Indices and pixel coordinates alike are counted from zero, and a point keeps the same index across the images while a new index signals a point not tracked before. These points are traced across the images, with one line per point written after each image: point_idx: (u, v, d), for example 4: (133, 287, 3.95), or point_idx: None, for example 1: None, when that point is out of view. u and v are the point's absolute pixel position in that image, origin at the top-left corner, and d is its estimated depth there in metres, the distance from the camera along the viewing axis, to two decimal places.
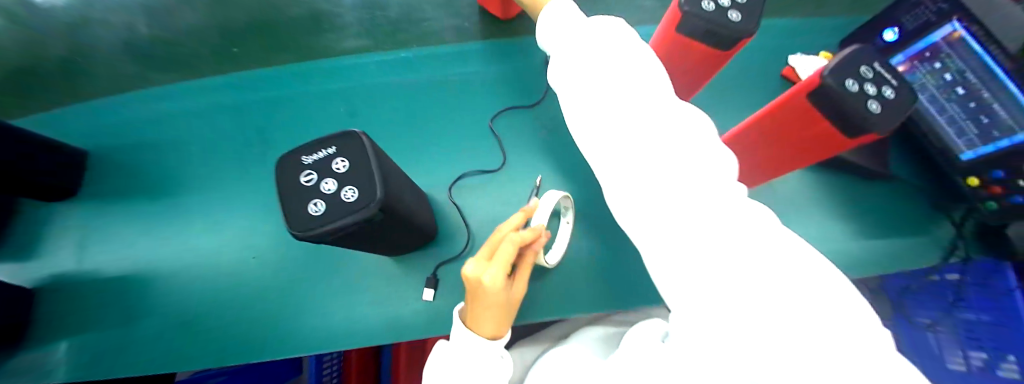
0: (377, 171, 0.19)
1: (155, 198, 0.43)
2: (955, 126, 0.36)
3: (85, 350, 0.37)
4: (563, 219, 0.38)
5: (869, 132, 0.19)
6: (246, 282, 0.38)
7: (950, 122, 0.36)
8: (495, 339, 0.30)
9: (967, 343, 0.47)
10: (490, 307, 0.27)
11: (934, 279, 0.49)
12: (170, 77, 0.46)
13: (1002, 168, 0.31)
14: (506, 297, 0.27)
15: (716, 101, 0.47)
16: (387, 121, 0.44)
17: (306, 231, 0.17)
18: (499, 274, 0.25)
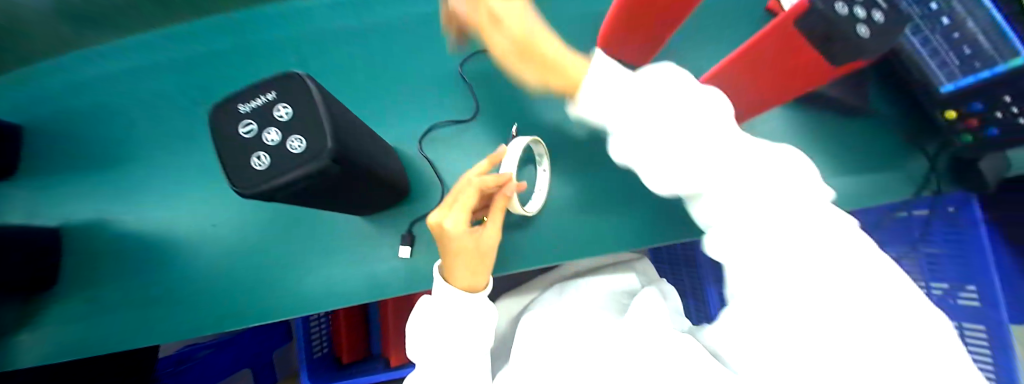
0: (325, 117, 0.16)
1: (116, 169, 0.43)
2: (937, 58, 0.36)
3: (73, 322, 0.40)
4: (540, 167, 0.38)
5: (858, 54, 0.20)
6: (220, 253, 0.39)
7: (933, 54, 0.36)
8: (474, 290, 0.33)
9: (928, 274, 0.51)
10: (459, 253, 0.29)
11: (900, 215, 0.53)
12: (105, 34, 0.43)
13: (980, 100, 0.33)
14: (476, 243, 0.29)
15: (707, 30, 0.41)
16: (349, 71, 0.40)
17: (255, 187, 0.16)
18: (458, 220, 0.27)
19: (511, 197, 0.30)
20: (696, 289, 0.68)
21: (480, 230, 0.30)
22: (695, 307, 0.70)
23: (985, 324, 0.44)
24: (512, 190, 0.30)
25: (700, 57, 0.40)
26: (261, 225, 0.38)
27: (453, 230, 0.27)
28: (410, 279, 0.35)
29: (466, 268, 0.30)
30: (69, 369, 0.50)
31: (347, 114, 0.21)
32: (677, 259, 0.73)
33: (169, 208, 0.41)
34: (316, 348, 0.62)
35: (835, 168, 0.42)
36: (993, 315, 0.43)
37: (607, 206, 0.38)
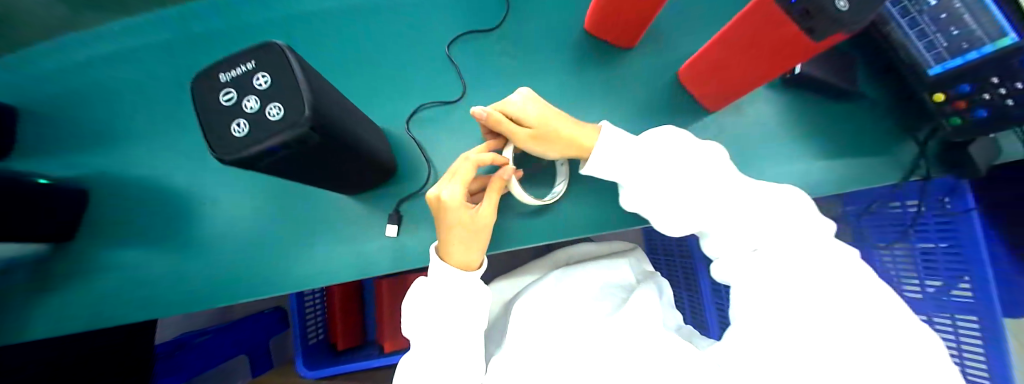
0: (302, 84, 0.16)
1: (95, 153, 0.42)
2: (926, 40, 0.36)
3: (37, 308, 0.38)
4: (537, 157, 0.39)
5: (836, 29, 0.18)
6: (206, 235, 0.39)
7: (920, 37, 0.36)
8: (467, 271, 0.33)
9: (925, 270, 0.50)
10: (456, 226, 0.29)
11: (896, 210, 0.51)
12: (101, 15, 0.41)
13: (969, 82, 0.33)
14: (470, 219, 0.30)
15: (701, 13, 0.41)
16: (338, 54, 0.40)
17: (237, 154, 0.16)
18: (454, 191, 0.29)
19: (508, 179, 0.31)
20: (689, 282, 0.68)
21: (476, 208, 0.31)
22: (690, 301, 0.69)
23: (979, 316, 0.44)
24: (509, 172, 0.31)
25: (691, 38, 0.40)
26: (250, 207, 0.38)
27: (450, 200, 0.29)
28: (399, 259, 0.35)
29: (462, 244, 0.30)
30: (71, 369, 0.51)
31: (326, 84, 0.20)
32: (671, 251, 0.72)
33: (155, 192, 0.40)
34: (311, 334, 0.63)
35: (827, 150, 0.41)
36: (990, 306, 0.42)
37: (591, 187, 0.38)
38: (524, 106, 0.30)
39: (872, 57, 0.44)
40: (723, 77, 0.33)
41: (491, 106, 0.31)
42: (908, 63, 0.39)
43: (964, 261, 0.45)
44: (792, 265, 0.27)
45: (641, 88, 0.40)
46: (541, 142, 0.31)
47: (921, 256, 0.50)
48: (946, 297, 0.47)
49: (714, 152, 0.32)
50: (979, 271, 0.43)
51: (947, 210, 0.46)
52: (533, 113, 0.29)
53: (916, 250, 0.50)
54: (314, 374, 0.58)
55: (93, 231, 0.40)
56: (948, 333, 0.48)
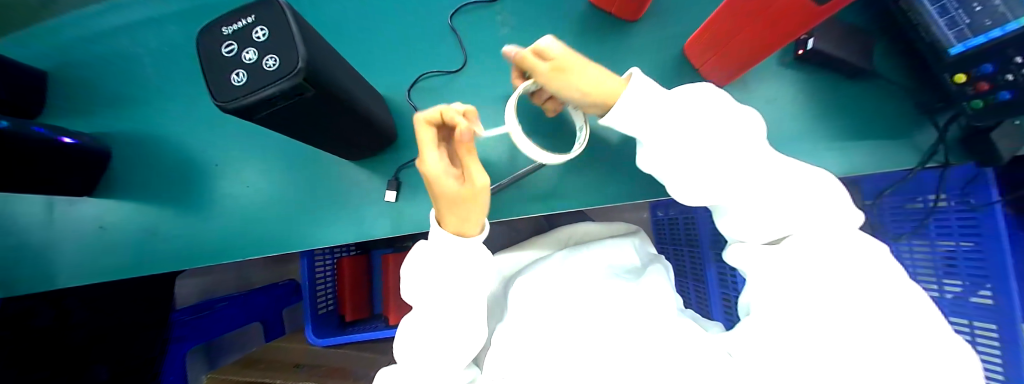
0: (297, 35, 0.16)
1: (112, 120, 0.43)
2: (948, 17, 0.33)
3: (54, 266, 0.42)
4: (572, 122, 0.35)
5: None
6: (211, 195, 0.40)
7: (943, 13, 0.33)
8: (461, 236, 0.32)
9: (943, 271, 0.46)
10: (433, 191, 0.28)
11: (917, 206, 0.48)
12: None
13: (994, 61, 0.29)
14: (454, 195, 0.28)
15: None
16: (344, 25, 0.41)
17: (235, 103, 0.17)
18: (435, 161, 0.27)
19: (466, 140, 0.25)
20: (696, 274, 0.65)
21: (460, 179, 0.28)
22: (696, 291, 0.66)
23: (998, 324, 0.40)
24: (466, 133, 0.24)
25: (699, 9, 0.40)
26: (253, 171, 0.39)
27: (423, 163, 0.27)
28: (395, 223, 0.36)
29: (448, 212, 0.29)
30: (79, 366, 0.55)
31: (321, 42, 0.21)
32: (678, 239, 0.69)
33: (168, 156, 0.42)
34: (321, 305, 0.65)
35: (830, 128, 0.40)
36: (1009, 316, 0.39)
37: (589, 160, 0.38)
38: (545, 43, 0.27)
39: (896, 36, 0.42)
40: (727, 48, 0.32)
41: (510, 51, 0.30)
42: (927, 42, 0.36)
43: (984, 261, 0.41)
44: (774, 221, 0.27)
45: (645, 60, 0.40)
46: (561, 83, 0.28)
47: (944, 258, 0.46)
48: (964, 303, 0.43)
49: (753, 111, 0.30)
50: (1001, 277, 0.39)
51: (970, 204, 0.41)
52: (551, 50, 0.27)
53: (937, 253, 0.47)
54: (324, 341, 0.61)
55: (110, 190, 0.42)
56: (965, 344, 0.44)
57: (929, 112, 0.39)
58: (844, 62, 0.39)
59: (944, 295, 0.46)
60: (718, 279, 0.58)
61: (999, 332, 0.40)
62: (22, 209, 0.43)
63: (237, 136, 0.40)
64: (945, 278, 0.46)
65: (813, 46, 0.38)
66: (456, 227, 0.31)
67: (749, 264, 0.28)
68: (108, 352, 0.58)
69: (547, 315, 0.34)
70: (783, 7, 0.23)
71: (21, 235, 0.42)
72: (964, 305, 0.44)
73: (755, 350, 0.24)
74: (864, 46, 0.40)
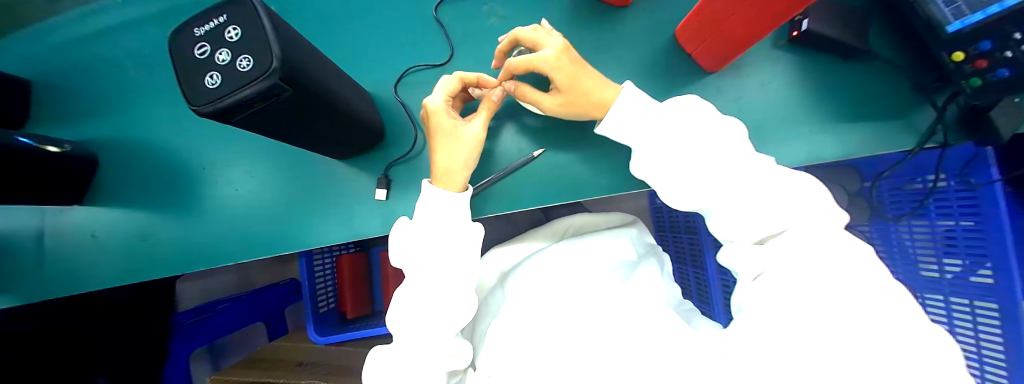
0: (269, 33, 0.16)
1: (99, 127, 0.43)
2: None
3: (52, 273, 0.42)
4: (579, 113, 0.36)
5: None
6: (203, 198, 0.40)
7: None
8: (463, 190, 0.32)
9: (943, 251, 0.46)
10: (438, 130, 0.31)
11: (915, 187, 0.47)
12: None
13: (994, 36, 0.29)
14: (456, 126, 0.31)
15: None
16: (328, 21, 0.40)
17: (210, 105, 0.17)
18: (437, 98, 0.31)
19: (497, 102, 0.32)
20: (696, 261, 0.64)
21: (464, 123, 0.32)
22: (695, 280, 0.66)
23: (998, 302, 0.40)
24: (498, 95, 0.32)
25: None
26: (244, 171, 0.39)
27: (436, 105, 0.31)
28: (386, 220, 0.36)
29: (444, 152, 0.31)
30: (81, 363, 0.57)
31: (298, 40, 0.20)
32: (678, 228, 0.69)
33: (158, 161, 0.42)
34: (322, 303, 0.65)
35: (821, 110, 0.40)
36: (1008, 293, 0.38)
37: (583, 151, 0.38)
38: (555, 67, 0.28)
39: (890, 15, 0.41)
40: (722, 31, 0.31)
41: (525, 62, 0.29)
42: (924, 20, 0.35)
43: (984, 241, 0.40)
44: (763, 207, 0.27)
45: (634, 48, 0.39)
46: (577, 97, 0.30)
47: (942, 236, 0.46)
48: (965, 283, 0.43)
49: (737, 122, 0.29)
50: (1002, 255, 0.38)
51: (969, 183, 0.41)
52: (558, 79, 0.28)
53: (937, 233, 0.46)
54: (325, 339, 0.60)
55: (103, 198, 0.42)
56: (967, 325, 0.44)
57: (926, 92, 0.38)
58: (840, 43, 0.38)
59: (943, 275, 0.46)
60: (717, 269, 0.58)
61: (998, 310, 0.40)
62: (14, 218, 0.43)
63: (227, 138, 0.40)
64: (944, 258, 0.46)
65: (807, 27, 0.37)
66: (443, 169, 0.31)
67: (739, 263, 0.29)
68: (109, 351, 0.60)
69: (543, 310, 0.34)
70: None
71: (15, 246, 0.43)
72: (964, 284, 0.43)
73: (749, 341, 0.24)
74: (860, 26, 0.39)
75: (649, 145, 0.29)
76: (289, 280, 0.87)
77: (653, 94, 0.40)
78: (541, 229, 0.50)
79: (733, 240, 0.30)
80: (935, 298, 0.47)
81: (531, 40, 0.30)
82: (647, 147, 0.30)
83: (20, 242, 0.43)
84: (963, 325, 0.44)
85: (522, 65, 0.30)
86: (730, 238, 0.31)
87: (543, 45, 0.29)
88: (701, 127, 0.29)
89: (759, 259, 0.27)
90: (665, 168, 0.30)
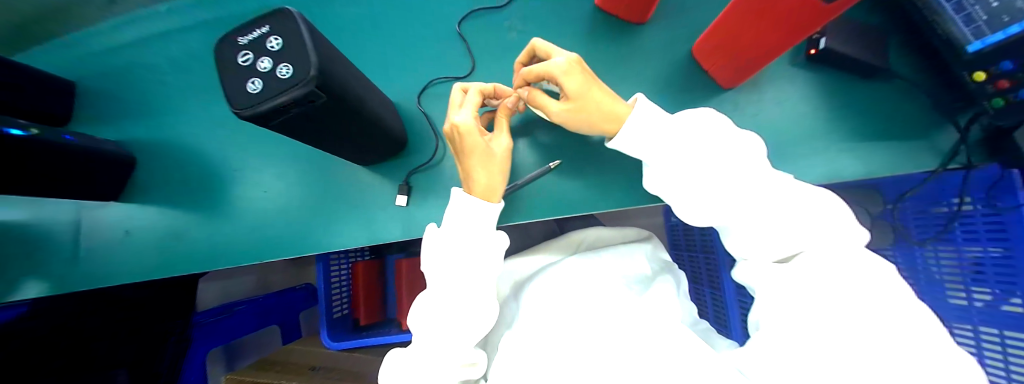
0: (309, 44, 0.17)
1: (135, 129, 0.45)
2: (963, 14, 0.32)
3: (80, 272, 0.43)
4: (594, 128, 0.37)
5: None
6: (231, 198, 0.41)
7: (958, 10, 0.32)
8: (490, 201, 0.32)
9: (971, 279, 0.44)
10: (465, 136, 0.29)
11: (940, 210, 0.46)
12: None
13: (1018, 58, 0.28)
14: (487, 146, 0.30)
15: None
16: (355, 33, 0.42)
17: (250, 108, 0.18)
18: (467, 116, 0.29)
19: (513, 109, 0.33)
20: (713, 281, 0.63)
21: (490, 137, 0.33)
22: (712, 301, 0.64)
23: None
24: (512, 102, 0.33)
25: (704, 11, 0.40)
26: (270, 173, 0.41)
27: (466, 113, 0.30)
28: (406, 226, 0.37)
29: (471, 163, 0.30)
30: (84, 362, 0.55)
31: (332, 51, 0.21)
32: (694, 246, 0.67)
33: (188, 162, 0.43)
34: (336, 308, 0.65)
35: (843, 129, 0.39)
36: None
37: (601, 162, 0.38)
38: (565, 72, 0.26)
39: (906, 35, 0.41)
40: (740, 46, 0.31)
41: (536, 69, 0.28)
42: (943, 39, 0.35)
43: (1013, 269, 0.39)
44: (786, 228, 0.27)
45: (651, 65, 0.40)
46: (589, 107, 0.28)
47: (969, 264, 0.44)
48: (996, 312, 0.41)
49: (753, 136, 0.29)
50: None
51: (996, 207, 0.39)
52: (568, 85, 0.26)
53: (964, 259, 0.44)
54: (337, 344, 0.60)
55: (137, 197, 0.44)
56: (997, 361, 0.42)
57: (948, 112, 0.38)
58: (857, 62, 0.38)
59: (971, 303, 0.44)
60: (735, 289, 0.56)
61: None
62: (54, 221, 0.44)
63: (256, 142, 0.42)
64: (972, 286, 0.44)
65: (824, 46, 0.37)
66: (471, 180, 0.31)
67: (756, 279, 0.28)
68: (114, 351, 0.57)
69: (554, 323, 0.34)
70: (795, 9, 0.22)
71: (47, 244, 0.44)
72: (995, 314, 0.41)
73: (765, 361, 0.23)
74: (877, 46, 0.39)
75: (668, 162, 0.30)
76: (305, 285, 0.89)
77: (664, 107, 0.40)
78: (556, 241, 0.50)
79: (748, 257, 0.30)
80: (964, 327, 0.45)
81: (545, 49, 0.30)
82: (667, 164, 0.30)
83: (54, 240, 0.44)
84: (994, 357, 0.42)
85: (534, 73, 0.29)
86: (744, 257, 0.31)
87: (556, 54, 0.28)
88: (718, 139, 0.29)
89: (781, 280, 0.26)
90: (685, 185, 0.30)
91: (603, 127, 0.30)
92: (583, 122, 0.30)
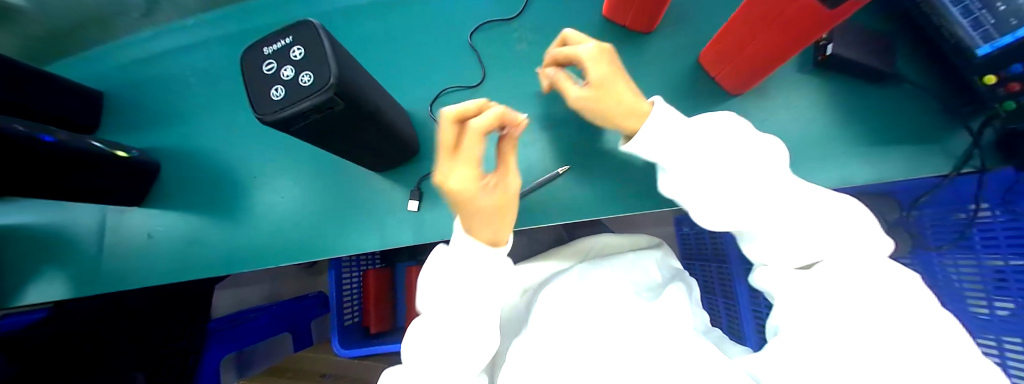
0: (330, 53, 0.18)
1: (157, 135, 0.47)
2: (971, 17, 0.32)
3: (99, 274, 0.44)
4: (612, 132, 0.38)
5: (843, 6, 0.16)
6: (250, 203, 0.42)
7: (966, 13, 0.32)
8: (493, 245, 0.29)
9: (994, 288, 0.42)
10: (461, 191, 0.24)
11: (958, 217, 0.45)
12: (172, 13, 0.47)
13: None
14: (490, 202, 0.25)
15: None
16: (372, 44, 0.44)
17: (273, 114, 0.19)
18: (463, 176, 0.23)
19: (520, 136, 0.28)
20: (726, 290, 0.62)
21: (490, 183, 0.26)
22: (726, 310, 0.62)
23: None
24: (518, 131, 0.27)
25: (711, 21, 0.40)
26: (289, 178, 0.42)
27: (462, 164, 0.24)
28: (418, 231, 0.37)
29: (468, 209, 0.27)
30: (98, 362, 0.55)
31: (351, 60, 0.22)
32: (706, 254, 0.66)
33: (209, 168, 0.45)
34: (347, 315, 0.65)
35: (853, 133, 0.39)
36: None
37: (613, 163, 0.38)
38: (590, 57, 0.27)
39: (916, 41, 0.41)
40: (747, 52, 0.32)
41: (563, 54, 0.29)
42: (953, 44, 0.35)
43: None
44: (803, 234, 0.26)
45: (659, 72, 0.41)
46: (608, 97, 0.28)
47: (993, 273, 0.42)
48: (1022, 320, 0.39)
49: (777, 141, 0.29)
50: None
51: (1017, 212, 0.38)
52: (592, 71, 0.27)
53: (986, 267, 0.43)
54: (348, 352, 0.59)
55: (159, 202, 0.45)
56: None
57: (961, 116, 0.38)
58: (868, 67, 0.38)
59: (996, 313, 0.42)
60: (749, 298, 0.55)
61: None
62: (77, 226, 0.46)
63: (275, 149, 0.43)
64: (995, 295, 0.42)
65: (832, 51, 0.37)
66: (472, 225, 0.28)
67: (773, 286, 0.28)
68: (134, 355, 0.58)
69: (564, 329, 0.33)
70: (802, 16, 0.23)
71: (70, 247, 0.45)
72: (1018, 322, 0.39)
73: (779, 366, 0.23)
74: (885, 51, 0.39)
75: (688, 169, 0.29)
76: (317, 293, 0.90)
77: (682, 110, 0.40)
78: (566, 247, 0.49)
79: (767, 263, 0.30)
80: (987, 338, 0.43)
81: (573, 38, 0.31)
82: (685, 169, 0.29)
83: (77, 244, 0.45)
84: (1017, 367, 0.40)
85: (561, 58, 0.30)
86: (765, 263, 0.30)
87: (584, 43, 0.29)
88: (733, 141, 0.29)
89: (798, 287, 0.26)
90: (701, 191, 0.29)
91: (620, 120, 0.30)
92: (603, 112, 0.30)
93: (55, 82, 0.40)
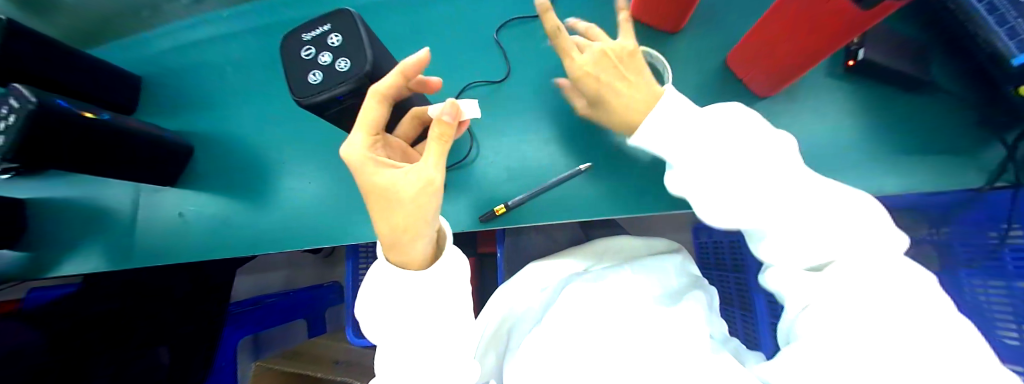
0: (368, 41, 0.18)
1: (187, 120, 0.48)
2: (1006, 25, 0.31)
3: (126, 251, 0.45)
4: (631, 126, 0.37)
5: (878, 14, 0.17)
6: (275, 188, 0.43)
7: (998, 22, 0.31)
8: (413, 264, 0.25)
9: None
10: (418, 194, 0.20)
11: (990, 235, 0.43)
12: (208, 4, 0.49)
13: None
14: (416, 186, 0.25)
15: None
16: (400, 38, 0.45)
17: (310, 97, 0.19)
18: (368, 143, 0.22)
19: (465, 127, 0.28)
20: (743, 301, 0.60)
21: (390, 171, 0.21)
22: (743, 322, 0.61)
23: None
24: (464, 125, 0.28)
25: (739, 22, 0.40)
26: (313, 166, 0.42)
27: (426, 162, 0.21)
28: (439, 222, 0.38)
29: (392, 215, 0.21)
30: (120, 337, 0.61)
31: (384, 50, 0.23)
32: (724, 262, 0.65)
33: (236, 153, 0.46)
34: None
35: (881, 143, 0.38)
36: None
37: (632, 162, 0.37)
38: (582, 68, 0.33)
39: (952, 49, 0.40)
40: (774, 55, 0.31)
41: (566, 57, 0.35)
42: (988, 53, 0.34)
43: None
44: None
45: (683, 72, 0.40)
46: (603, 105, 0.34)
47: None
48: None
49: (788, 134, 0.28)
50: None
51: None
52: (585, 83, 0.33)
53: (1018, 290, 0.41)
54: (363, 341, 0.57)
55: (191, 182, 0.46)
56: None
57: (995, 128, 0.37)
58: (899, 74, 0.37)
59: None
60: (769, 310, 0.54)
61: None
62: (105, 203, 0.47)
63: (300, 139, 0.43)
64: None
65: (864, 56, 0.36)
66: (395, 241, 0.23)
67: None
68: (150, 331, 0.63)
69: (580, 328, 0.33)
70: (832, 22, 0.23)
71: (99, 224, 0.47)
72: None
73: None
74: (918, 59, 0.38)
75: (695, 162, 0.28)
76: (330, 283, 0.87)
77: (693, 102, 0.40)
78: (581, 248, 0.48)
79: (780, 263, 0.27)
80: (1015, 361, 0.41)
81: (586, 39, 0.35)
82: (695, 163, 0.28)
83: (105, 222, 0.47)
84: None
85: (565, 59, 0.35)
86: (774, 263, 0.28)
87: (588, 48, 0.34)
88: (742, 133, 0.28)
89: None
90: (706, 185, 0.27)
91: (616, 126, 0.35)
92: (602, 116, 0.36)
93: (99, 66, 0.42)
